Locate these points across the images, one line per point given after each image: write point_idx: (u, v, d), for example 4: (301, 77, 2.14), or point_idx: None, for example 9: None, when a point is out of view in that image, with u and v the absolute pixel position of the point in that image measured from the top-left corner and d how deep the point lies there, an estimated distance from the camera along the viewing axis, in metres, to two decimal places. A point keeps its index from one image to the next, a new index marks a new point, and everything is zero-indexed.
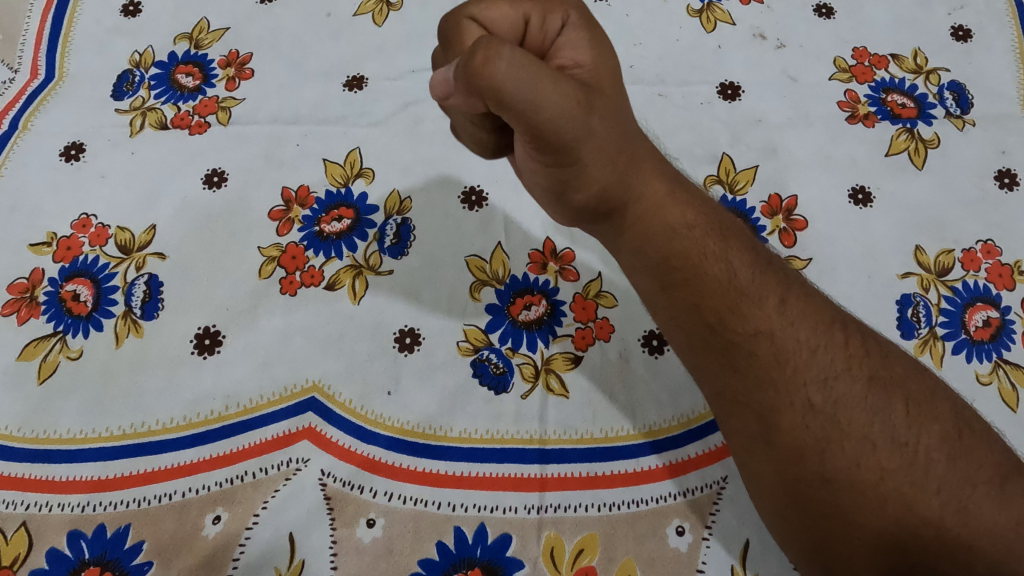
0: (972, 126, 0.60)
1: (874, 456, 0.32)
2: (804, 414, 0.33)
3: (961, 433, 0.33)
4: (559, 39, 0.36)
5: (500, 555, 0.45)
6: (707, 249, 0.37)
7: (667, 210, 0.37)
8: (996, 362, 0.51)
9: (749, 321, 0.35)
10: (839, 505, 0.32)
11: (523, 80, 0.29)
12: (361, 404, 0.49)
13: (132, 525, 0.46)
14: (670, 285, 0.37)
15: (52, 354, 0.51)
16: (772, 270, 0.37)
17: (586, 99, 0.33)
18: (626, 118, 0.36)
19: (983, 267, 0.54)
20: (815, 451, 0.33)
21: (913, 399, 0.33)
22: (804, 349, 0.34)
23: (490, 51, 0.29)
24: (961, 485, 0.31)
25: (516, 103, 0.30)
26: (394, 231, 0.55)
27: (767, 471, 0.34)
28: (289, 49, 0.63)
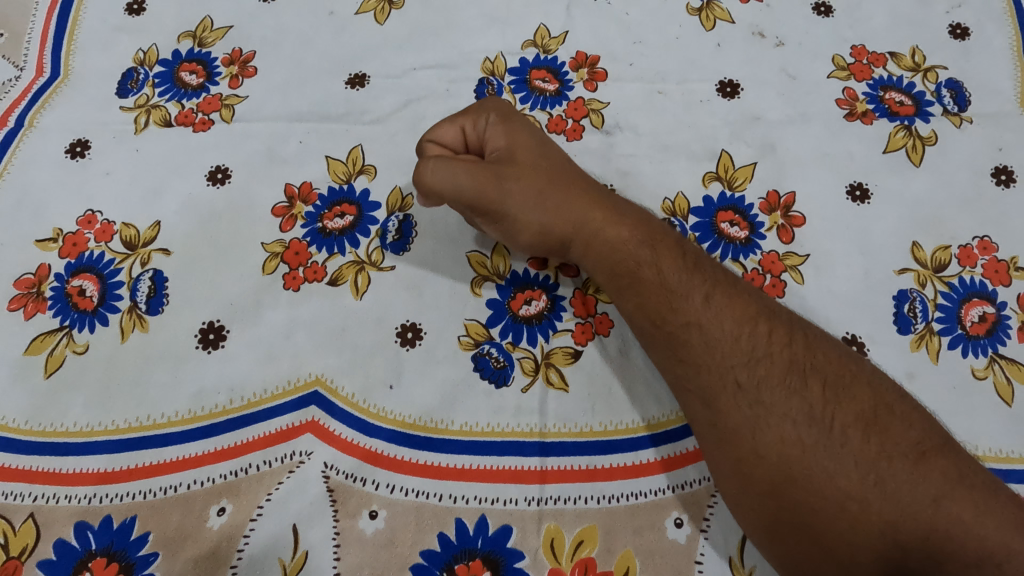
0: (969, 123, 0.60)
1: (797, 434, 0.38)
2: (737, 398, 0.39)
3: (877, 411, 0.38)
4: (485, 132, 0.49)
5: (500, 546, 0.45)
6: (642, 258, 0.44)
7: (607, 230, 0.45)
8: (991, 357, 0.52)
9: (683, 316, 0.42)
10: (773, 480, 0.38)
11: (448, 181, 0.45)
12: (364, 398, 0.49)
13: (139, 516, 0.46)
14: (621, 290, 0.45)
15: (58, 348, 0.51)
16: (702, 272, 0.44)
17: (496, 175, 0.45)
18: (540, 171, 0.47)
19: (979, 263, 0.55)
20: (749, 432, 0.38)
21: (831, 382, 0.39)
22: (729, 339, 0.40)
23: (422, 169, 0.46)
24: (875, 460, 0.37)
25: (451, 194, 0.46)
26: (396, 227, 0.55)
27: (714, 453, 0.40)
28: (292, 47, 0.63)
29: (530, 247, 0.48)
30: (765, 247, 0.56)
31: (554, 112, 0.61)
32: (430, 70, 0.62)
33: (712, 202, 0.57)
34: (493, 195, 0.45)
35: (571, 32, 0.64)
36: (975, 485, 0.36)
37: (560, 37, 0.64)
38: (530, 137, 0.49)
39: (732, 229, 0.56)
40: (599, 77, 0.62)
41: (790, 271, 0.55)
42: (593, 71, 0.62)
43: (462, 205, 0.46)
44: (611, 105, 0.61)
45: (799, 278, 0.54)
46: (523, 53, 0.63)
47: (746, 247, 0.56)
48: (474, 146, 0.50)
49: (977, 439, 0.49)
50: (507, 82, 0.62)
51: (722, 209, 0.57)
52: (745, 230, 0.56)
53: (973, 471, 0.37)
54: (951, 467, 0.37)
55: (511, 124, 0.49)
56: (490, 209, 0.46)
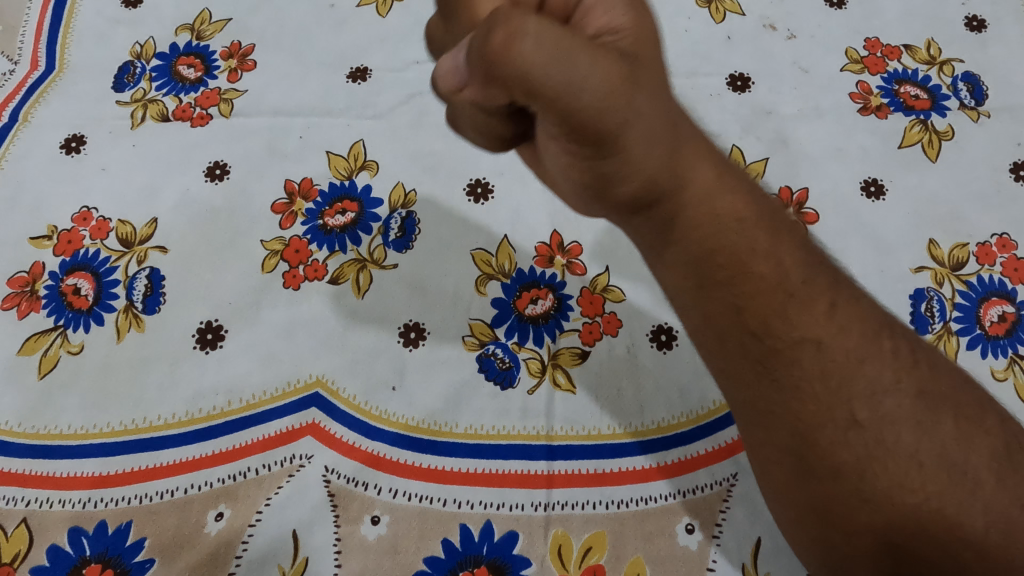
0: (987, 117, 0.59)
1: (920, 478, 0.28)
2: (846, 435, 0.29)
3: (1017, 450, 0.29)
4: (593, 6, 0.30)
5: (506, 553, 0.44)
6: (756, 242, 0.30)
7: (720, 196, 0.30)
8: (1011, 358, 0.50)
9: (796, 331, 0.30)
10: (868, 522, 0.29)
11: (493, 77, 0.27)
12: (365, 400, 0.48)
13: (134, 521, 0.45)
14: (710, 286, 0.31)
15: (52, 348, 0.50)
16: (823, 270, 0.32)
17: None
18: (665, 82, 0.30)
19: (998, 261, 0.53)
20: (855, 474, 0.29)
21: (964, 414, 0.29)
22: (852, 362, 0.29)
23: (450, 60, 0.28)
24: (1013, 511, 0.27)
25: (497, 107, 0.28)
26: (399, 225, 0.54)
27: (800, 495, 0.30)
28: (292, 40, 0.62)
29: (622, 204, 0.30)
30: None
31: None
32: (433, 63, 0.61)
33: None
34: (619, 108, 0.26)
35: None
36: None
37: None
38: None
39: None
40: None
41: None
42: None
43: (515, 120, 0.28)
44: None
45: None
46: None
47: None
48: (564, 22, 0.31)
49: None
50: None
51: None
52: None
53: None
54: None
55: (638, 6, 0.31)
56: (561, 149, 0.30)
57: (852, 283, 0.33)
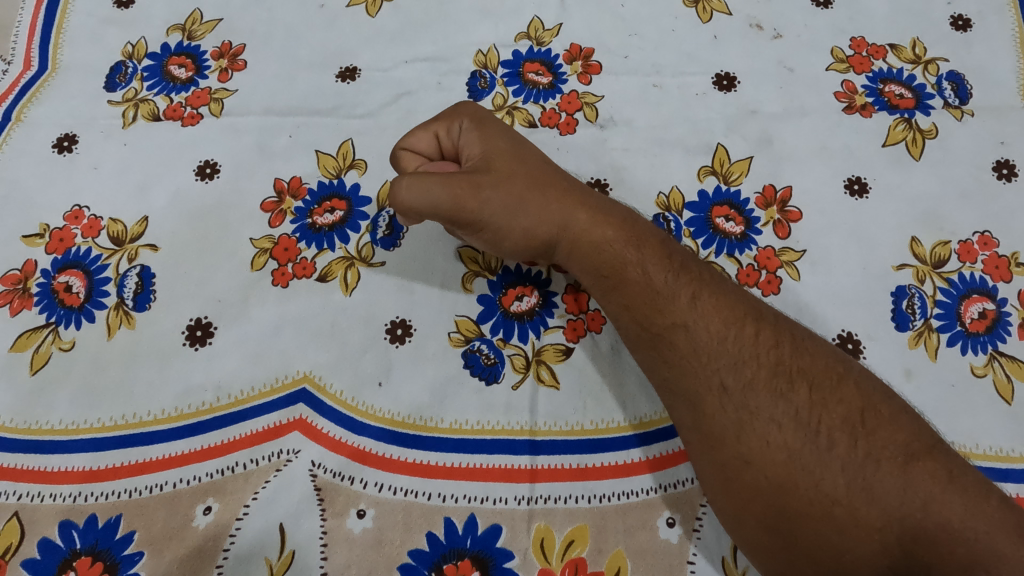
0: (970, 116, 0.59)
1: (782, 438, 0.37)
2: (722, 402, 0.39)
3: (865, 414, 0.38)
4: (460, 139, 0.48)
5: (490, 546, 0.45)
6: (627, 258, 0.43)
7: (593, 230, 0.44)
8: (991, 354, 0.51)
9: (669, 317, 0.41)
10: (760, 485, 0.37)
11: (424, 196, 0.43)
12: (352, 396, 0.49)
13: (124, 515, 0.46)
14: (609, 291, 0.44)
15: (44, 345, 0.51)
16: (686, 270, 0.43)
17: (474, 185, 0.44)
18: (525, 172, 0.46)
19: (980, 258, 0.54)
20: (734, 437, 0.38)
21: (817, 384, 0.39)
22: (715, 340, 0.40)
23: (395, 188, 0.43)
24: (862, 464, 0.36)
25: (429, 211, 0.44)
26: (387, 223, 0.55)
27: (701, 457, 0.40)
28: (282, 40, 0.62)
29: (516, 252, 0.47)
30: (760, 242, 0.55)
31: (548, 105, 0.60)
32: (422, 63, 0.62)
33: (707, 197, 0.56)
34: (472, 205, 0.44)
35: (565, 25, 0.63)
36: (965, 489, 0.35)
37: (554, 29, 0.63)
38: (505, 141, 0.48)
39: (728, 224, 0.55)
40: (593, 70, 0.61)
41: (786, 267, 0.54)
42: (588, 64, 0.62)
43: (441, 219, 0.45)
44: (605, 98, 0.60)
45: (795, 274, 0.54)
46: (516, 45, 0.62)
47: (741, 242, 0.55)
48: (449, 153, 0.49)
49: (975, 437, 0.49)
50: (500, 75, 0.61)
51: (718, 204, 0.56)
52: (740, 225, 0.55)
53: (964, 474, 0.36)
54: (940, 470, 0.36)
55: (490, 131, 0.48)
56: (471, 219, 0.45)
57: (721, 279, 0.44)
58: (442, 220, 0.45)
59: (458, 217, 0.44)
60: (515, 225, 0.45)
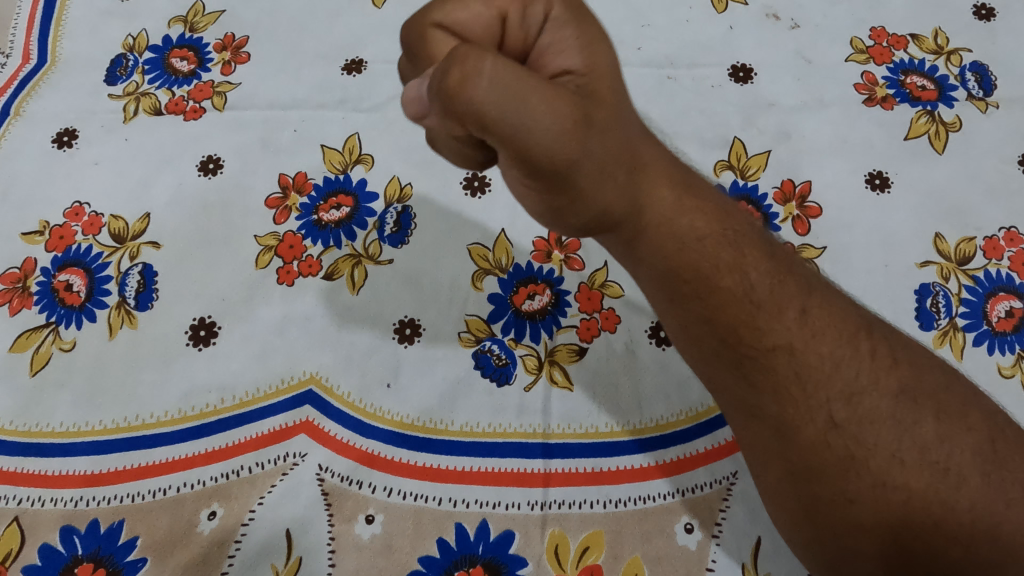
0: (995, 107, 0.57)
1: (903, 478, 0.30)
2: (829, 436, 0.31)
3: (995, 443, 0.31)
4: (540, 40, 0.31)
5: (502, 553, 0.43)
6: (722, 261, 0.33)
7: (679, 220, 0.33)
8: (1019, 354, 0.49)
9: (771, 337, 0.32)
10: (864, 526, 0.31)
11: (512, 99, 0.25)
12: (360, 397, 0.47)
13: (127, 520, 0.45)
14: (685, 300, 0.33)
15: (44, 345, 0.50)
16: (792, 275, 0.34)
17: (586, 115, 0.27)
18: (628, 122, 0.31)
19: (1006, 255, 0.52)
20: (840, 475, 0.31)
21: (945, 409, 0.32)
22: (827, 364, 0.32)
23: (470, 68, 0.25)
24: (1000, 509, 0.29)
25: (508, 125, 0.25)
26: (394, 219, 0.53)
27: (788, 490, 0.33)
28: (287, 32, 0.61)
29: (575, 230, 0.32)
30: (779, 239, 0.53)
31: None
32: None
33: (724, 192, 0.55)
34: (572, 146, 0.27)
35: None
36: None
37: None
38: (611, 57, 0.31)
39: None
40: None
41: None
42: None
43: (505, 149, 0.26)
44: None
45: None
46: None
47: None
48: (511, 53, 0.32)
49: None
50: None
51: (734, 199, 0.54)
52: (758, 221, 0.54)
53: None
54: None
55: (592, 41, 0.30)
56: (557, 168, 0.27)
57: (825, 284, 0.36)
58: (507, 152, 0.27)
59: (535, 155, 0.26)
60: (602, 199, 0.30)
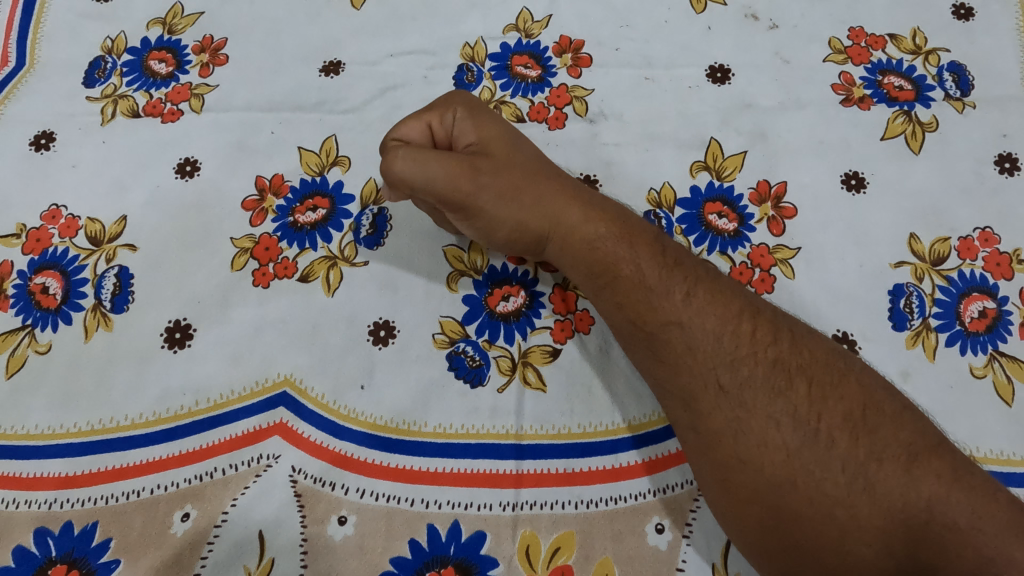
0: (972, 107, 0.57)
1: (781, 437, 0.36)
2: (719, 401, 0.37)
3: (867, 411, 0.36)
4: (454, 128, 0.47)
5: (474, 553, 0.44)
6: (619, 255, 0.42)
7: (585, 225, 0.43)
8: (991, 354, 0.49)
9: (662, 316, 0.40)
10: (757, 486, 0.36)
11: (420, 171, 0.42)
12: (334, 399, 0.48)
13: (100, 522, 0.45)
14: (599, 289, 0.43)
15: (20, 348, 0.50)
16: (681, 267, 0.41)
17: (470, 165, 0.43)
18: (519, 162, 0.45)
19: (980, 255, 0.52)
20: (731, 437, 0.37)
21: (818, 381, 0.37)
22: (710, 337, 0.39)
23: (391, 158, 0.43)
24: (865, 465, 0.35)
25: (422, 184, 0.43)
26: (370, 221, 0.53)
27: (696, 457, 0.38)
28: (265, 34, 0.61)
29: (506, 244, 0.46)
30: (754, 240, 0.53)
31: (536, 99, 0.58)
32: (408, 56, 0.60)
33: (700, 193, 0.55)
34: (468, 186, 0.43)
35: (555, 16, 0.62)
36: (972, 489, 0.34)
37: (543, 21, 0.61)
38: (500, 128, 0.47)
39: (720, 221, 0.54)
40: (584, 63, 0.60)
41: (780, 265, 0.52)
42: (578, 57, 0.60)
43: (434, 198, 0.44)
44: (596, 92, 0.58)
45: (789, 272, 0.52)
46: (504, 38, 0.61)
47: (734, 239, 0.53)
48: (443, 143, 0.48)
49: (973, 440, 0.47)
50: (487, 68, 0.60)
51: (710, 200, 0.55)
52: (733, 222, 0.54)
53: (969, 472, 0.35)
54: (945, 469, 0.34)
55: (485, 121, 0.47)
56: (464, 202, 0.43)
57: (713, 273, 0.42)
58: (434, 199, 0.44)
59: (448, 198, 0.43)
60: (506, 217, 0.44)
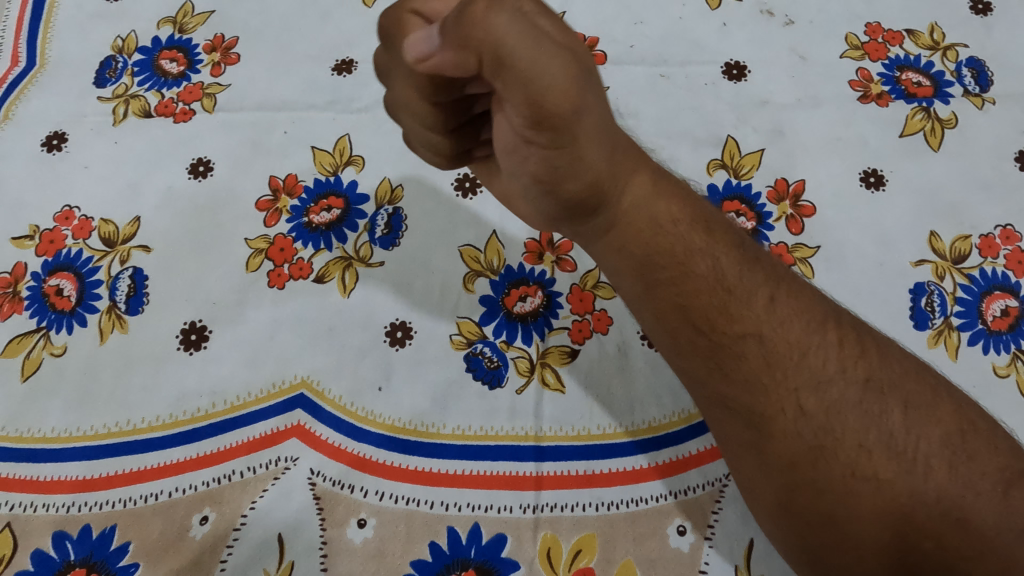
0: (991, 103, 0.57)
1: (870, 463, 0.31)
2: (796, 423, 0.33)
3: (964, 436, 0.32)
4: None
5: (494, 556, 0.43)
6: (694, 246, 0.36)
7: (655, 204, 0.36)
8: (1014, 353, 0.49)
9: (739, 325, 0.34)
10: (833, 516, 0.32)
11: (537, 49, 0.28)
12: (351, 401, 0.47)
13: (119, 525, 0.44)
14: (655, 285, 0.36)
15: (35, 350, 0.49)
16: (760, 269, 0.36)
17: (593, 77, 0.32)
18: (602, 110, 0.37)
19: (1001, 253, 0.52)
20: (809, 461, 0.32)
21: (911, 402, 0.33)
22: (795, 351, 0.34)
23: (495, 6, 0.27)
24: (961, 495, 0.30)
25: (529, 66, 0.28)
26: (385, 222, 0.53)
27: (767, 481, 0.34)
28: (276, 32, 0.60)
29: (565, 205, 0.35)
30: (772, 238, 0.53)
31: None
32: None
33: (717, 191, 0.54)
34: (583, 108, 0.31)
35: (568, 13, 0.61)
36: None
37: (556, 18, 0.61)
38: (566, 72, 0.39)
39: (738, 219, 0.53)
40: (598, 60, 0.59)
41: (800, 264, 0.52)
42: (592, 54, 0.59)
43: (523, 93, 0.29)
44: (611, 90, 0.58)
45: (809, 271, 0.51)
46: None
47: (752, 238, 0.53)
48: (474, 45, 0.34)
49: None
50: None
51: (728, 198, 0.54)
52: (751, 220, 0.53)
53: None
54: None
55: None
56: (562, 119, 0.30)
57: (789, 274, 0.38)
58: (530, 100, 0.29)
59: (548, 104, 0.29)
60: (597, 162, 0.33)
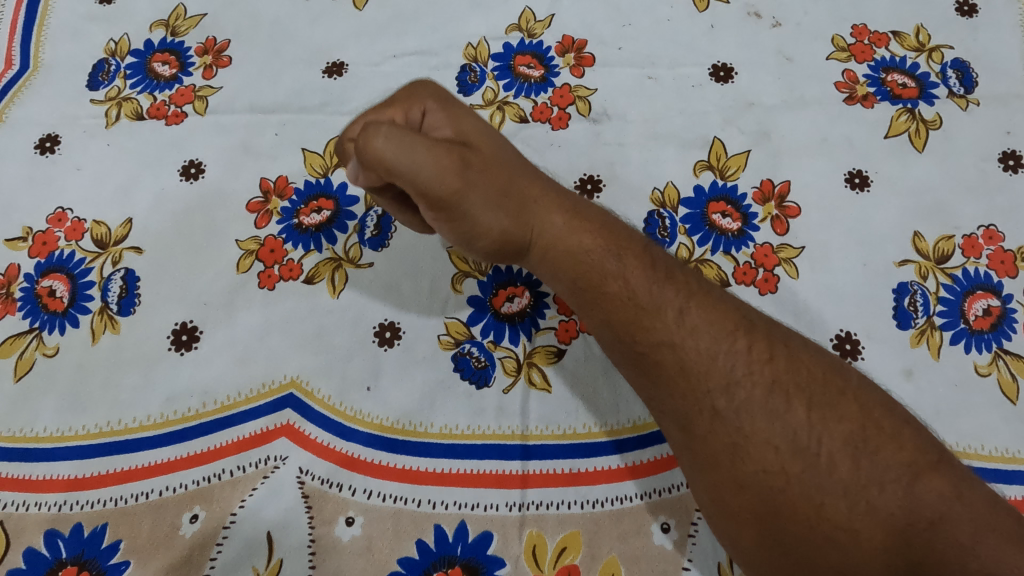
0: (976, 105, 0.57)
1: (780, 463, 0.33)
2: (714, 425, 0.35)
3: (867, 431, 0.33)
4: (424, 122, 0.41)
5: (480, 554, 0.44)
6: (607, 268, 0.38)
7: (569, 237, 0.39)
8: (995, 352, 0.49)
9: (654, 334, 0.36)
10: (759, 513, 0.33)
11: (404, 152, 0.35)
12: (340, 400, 0.48)
13: (110, 524, 0.45)
14: (585, 304, 0.39)
15: (28, 351, 0.50)
16: (672, 279, 0.38)
17: (462, 158, 0.37)
18: (506, 159, 0.40)
19: (984, 253, 0.52)
20: (728, 461, 0.34)
21: (816, 400, 0.34)
22: (704, 357, 0.35)
23: (371, 133, 0.35)
24: (866, 488, 0.32)
25: (405, 171, 0.36)
26: (374, 223, 0.53)
27: (695, 478, 0.36)
28: (268, 35, 0.61)
29: (487, 254, 0.41)
30: (758, 239, 0.53)
31: (540, 99, 0.58)
32: (410, 57, 0.60)
33: (703, 192, 0.55)
34: (456, 182, 0.36)
35: (557, 15, 0.62)
36: (977, 508, 0.31)
37: (546, 21, 0.61)
38: (479, 120, 0.42)
39: (724, 220, 0.54)
40: (586, 62, 0.60)
41: (784, 264, 0.52)
42: (581, 56, 0.60)
43: (416, 191, 0.37)
44: (599, 92, 0.58)
45: (793, 271, 0.52)
46: (507, 38, 0.61)
47: (738, 239, 0.53)
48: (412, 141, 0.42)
49: (978, 438, 0.47)
50: (490, 69, 0.60)
51: (714, 199, 0.55)
52: (737, 221, 0.54)
53: (970, 486, 0.32)
54: (946, 486, 0.32)
55: (462, 113, 0.41)
56: (448, 199, 0.37)
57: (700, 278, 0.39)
58: (414, 190, 0.37)
59: (433, 191, 0.36)
60: (492, 223, 0.38)
